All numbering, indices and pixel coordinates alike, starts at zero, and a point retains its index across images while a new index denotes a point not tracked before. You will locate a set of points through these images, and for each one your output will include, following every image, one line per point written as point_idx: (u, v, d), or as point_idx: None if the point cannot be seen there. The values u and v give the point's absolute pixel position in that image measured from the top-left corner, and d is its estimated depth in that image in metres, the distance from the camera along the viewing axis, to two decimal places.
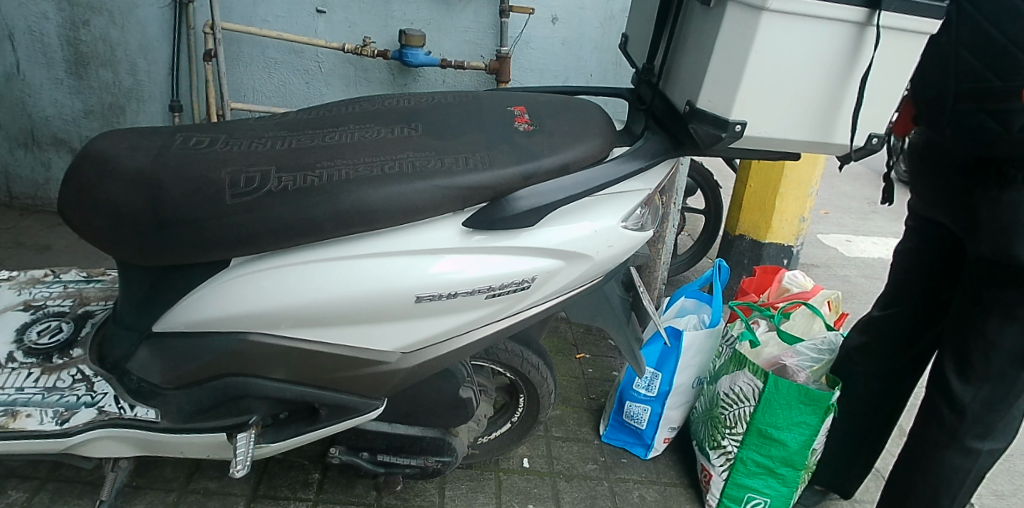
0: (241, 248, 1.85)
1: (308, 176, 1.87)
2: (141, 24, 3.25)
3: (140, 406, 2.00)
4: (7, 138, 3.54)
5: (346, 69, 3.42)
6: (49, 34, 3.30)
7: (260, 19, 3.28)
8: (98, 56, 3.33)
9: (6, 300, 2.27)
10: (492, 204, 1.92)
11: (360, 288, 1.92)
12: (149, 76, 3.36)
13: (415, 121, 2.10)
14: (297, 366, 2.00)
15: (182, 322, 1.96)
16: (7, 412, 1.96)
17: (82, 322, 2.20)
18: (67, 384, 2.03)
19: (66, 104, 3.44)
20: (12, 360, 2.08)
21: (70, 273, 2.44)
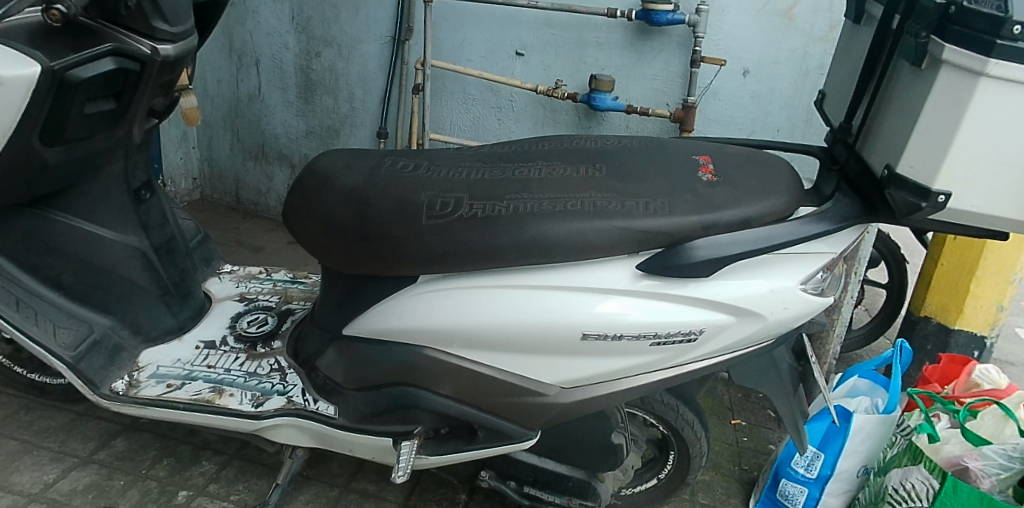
0: (428, 267, 1.99)
1: (496, 206, 1.97)
2: (363, 58, 3.61)
3: (322, 402, 2.18)
4: (243, 150, 4.05)
5: (536, 109, 3.58)
6: (287, 63, 3.76)
7: (465, 59, 3.59)
8: (324, 84, 3.74)
9: (226, 290, 2.54)
10: (668, 250, 1.91)
11: (530, 318, 1.97)
12: (363, 104, 3.70)
13: (600, 163, 2.15)
14: (462, 385, 2.08)
15: (370, 329, 2.12)
16: (214, 389, 2.14)
17: (284, 318, 2.42)
18: (265, 372, 2.23)
19: (292, 124, 3.88)
20: (225, 343, 2.31)
21: (279, 273, 2.68)
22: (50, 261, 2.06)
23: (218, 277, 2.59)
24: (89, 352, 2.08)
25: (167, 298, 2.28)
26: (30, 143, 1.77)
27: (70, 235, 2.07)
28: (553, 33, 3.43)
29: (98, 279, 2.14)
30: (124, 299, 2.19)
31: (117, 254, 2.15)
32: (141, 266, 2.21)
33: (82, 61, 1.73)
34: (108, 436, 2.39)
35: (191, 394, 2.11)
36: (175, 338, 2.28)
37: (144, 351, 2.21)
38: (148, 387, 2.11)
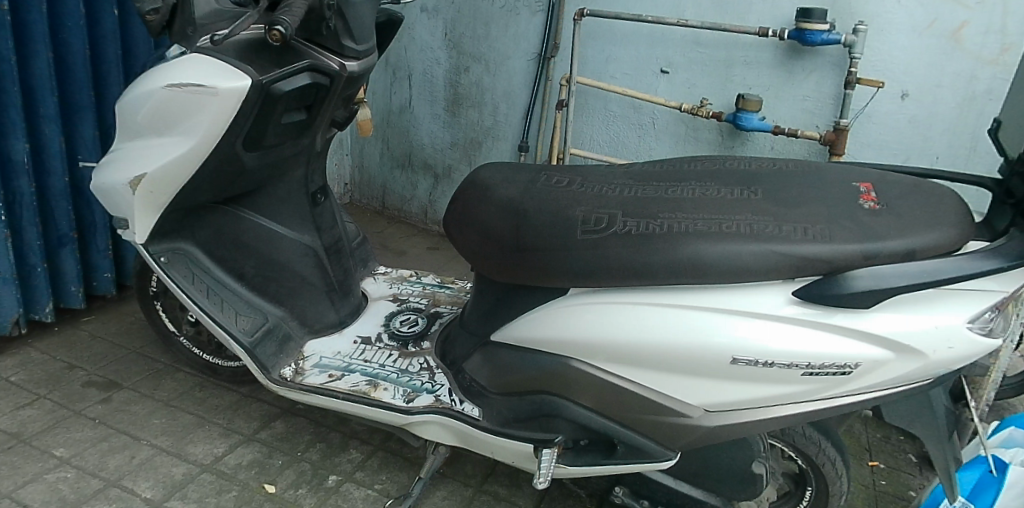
0: (582, 281, 2.03)
1: (650, 224, 1.99)
2: (509, 73, 3.78)
3: (467, 403, 2.26)
4: (392, 159, 4.28)
5: (678, 127, 3.57)
6: (437, 77, 3.98)
7: (609, 76, 3.68)
8: (471, 98, 3.91)
9: (381, 290, 2.70)
10: (827, 277, 1.85)
11: (677, 338, 1.97)
12: (507, 118, 3.84)
13: (756, 186, 2.11)
14: (604, 399, 2.10)
15: (517, 337, 2.18)
16: (370, 382, 2.29)
17: (433, 320, 2.54)
18: (415, 370, 2.35)
19: (438, 135, 4.07)
20: (379, 339, 2.45)
21: (428, 277, 2.81)
22: (237, 255, 2.28)
23: (374, 278, 2.76)
24: (262, 340, 2.27)
25: (331, 294, 2.44)
26: (233, 148, 1.97)
27: (255, 232, 2.27)
28: (701, 51, 3.43)
29: (275, 273, 2.34)
30: (294, 294, 2.37)
31: (293, 252, 2.34)
32: (312, 263, 2.39)
33: (285, 75, 1.91)
34: (269, 418, 2.55)
35: (350, 385, 2.26)
36: (335, 332, 2.44)
37: (308, 341, 2.39)
38: (312, 375, 2.28)
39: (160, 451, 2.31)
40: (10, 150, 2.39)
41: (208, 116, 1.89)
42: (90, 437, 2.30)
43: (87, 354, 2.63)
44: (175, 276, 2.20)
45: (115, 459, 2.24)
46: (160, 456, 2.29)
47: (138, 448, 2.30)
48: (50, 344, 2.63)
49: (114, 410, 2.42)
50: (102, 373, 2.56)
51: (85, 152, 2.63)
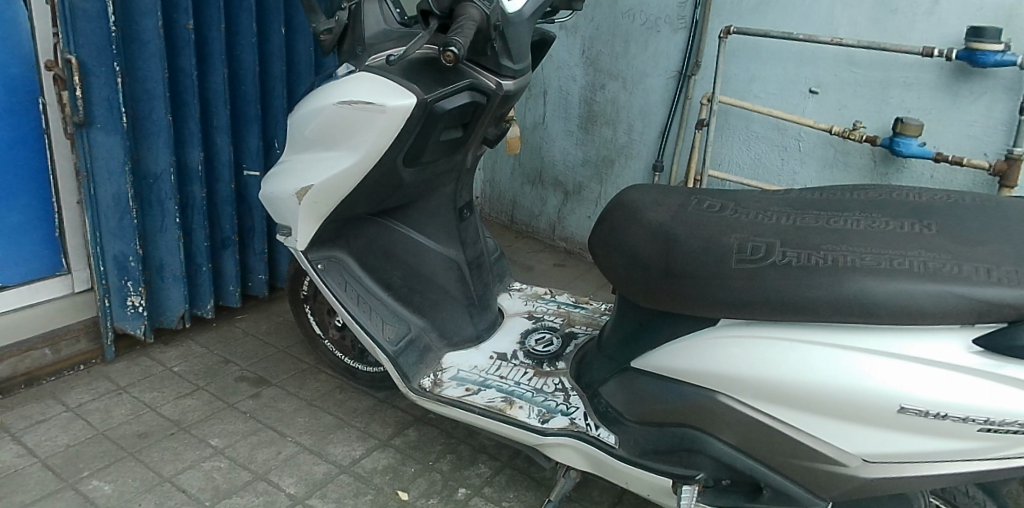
0: (736, 312, 1.86)
1: (813, 256, 1.78)
2: (647, 91, 3.72)
3: (603, 429, 2.19)
4: (523, 175, 4.32)
5: (826, 150, 3.37)
6: (573, 94, 3.99)
7: (753, 95, 3.53)
8: (606, 116, 3.88)
9: (515, 306, 2.71)
10: (1012, 327, 1.55)
11: (834, 381, 1.74)
12: (642, 137, 3.78)
13: (930, 219, 1.84)
14: (749, 436, 1.91)
15: (662, 367, 2.06)
16: (506, 399, 2.28)
17: (568, 341, 2.51)
18: (550, 390, 2.32)
19: (570, 152, 4.06)
20: (515, 357, 2.45)
21: (562, 296, 2.80)
22: (387, 266, 2.36)
23: (509, 293, 2.78)
24: (406, 349, 2.33)
25: (471, 308, 2.48)
26: (395, 163, 2.06)
27: (405, 244, 2.35)
28: (855, 71, 3.23)
29: (420, 285, 2.40)
30: (437, 306, 2.43)
31: (438, 265, 2.41)
32: (455, 276, 2.44)
33: (446, 94, 1.99)
34: (403, 425, 2.58)
35: (486, 401, 2.27)
36: (473, 346, 2.48)
37: (447, 354, 2.43)
38: (450, 387, 2.31)
39: (303, 449, 2.38)
40: (187, 157, 2.57)
41: (373, 132, 1.99)
42: (242, 429, 2.40)
43: (240, 350, 2.78)
44: (330, 281, 2.30)
45: (263, 453, 2.32)
46: (303, 454, 2.35)
47: (284, 444, 2.38)
48: (208, 338, 2.81)
49: (263, 406, 2.53)
50: (253, 369, 2.69)
51: (249, 161, 2.80)
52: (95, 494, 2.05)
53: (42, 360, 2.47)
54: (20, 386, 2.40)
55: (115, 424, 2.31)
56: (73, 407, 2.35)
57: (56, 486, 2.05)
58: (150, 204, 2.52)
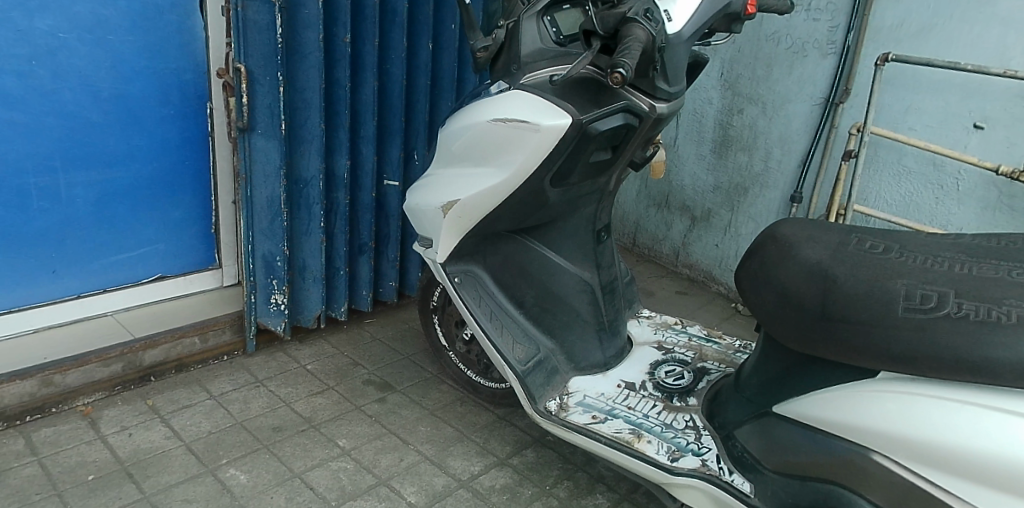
0: (899, 365, 1.64)
1: (995, 311, 1.54)
2: (788, 118, 3.55)
3: (737, 475, 2.01)
4: (648, 197, 4.23)
5: (988, 190, 3.07)
6: (708, 117, 3.87)
7: (908, 126, 3.26)
8: (742, 141, 3.74)
9: (645, 335, 2.64)
10: None
11: (1019, 458, 1.46)
12: (780, 165, 3.61)
13: None
14: (902, 500, 1.66)
15: (807, 415, 1.86)
16: (634, 432, 2.18)
17: (700, 377, 2.40)
18: (681, 427, 2.20)
19: (701, 177, 3.94)
20: (644, 388, 2.37)
21: (694, 328, 2.69)
22: (521, 284, 2.36)
23: (638, 320, 2.72)
24: (534, 370, 2.31)
25: (601, 333, 2.44)
26: (541, 183, 2.08)
27: (541, 264, 2.34)
28: None
29: (552, 305, 2.38)
30: (567, 329, 2.40)
31: (571, 287, 2.38)
32: (587, 299, 2.41)
33: (600, 116, 1.99)
34: (521, 445, 2.53)
35: (613, 431, 2.18)
36: (600, 373, 2.42)
37: (574, 378, 2.39)
38: (576, 413, 2.26)
39: (424, 458, 2.38)
40: (335, 166, 2.67)
41: (526, 150, 2.01)
42: (368, 433, 2.44)
43: (368, 354, 2.84)
44: (465, 296, 2.34)
45: (386, 459, 2.34)
46: (424, 464, 2.36)
47: (406, 452, 2.39)
48: (339, 339, 2.89)
49: (388, 411, 2.56)
50: (380, 374, 2.74)
51: (390, 172, 2.87)
52: (232, 481, 2.13)
53: (192, 347, 2.54)
54: (172, 371, 2.50)
55: (252, 415, 2.41)
56: (216, 395, 2.45)
57: (197, 470, 2.14)
58: (299, 208, 2.62)
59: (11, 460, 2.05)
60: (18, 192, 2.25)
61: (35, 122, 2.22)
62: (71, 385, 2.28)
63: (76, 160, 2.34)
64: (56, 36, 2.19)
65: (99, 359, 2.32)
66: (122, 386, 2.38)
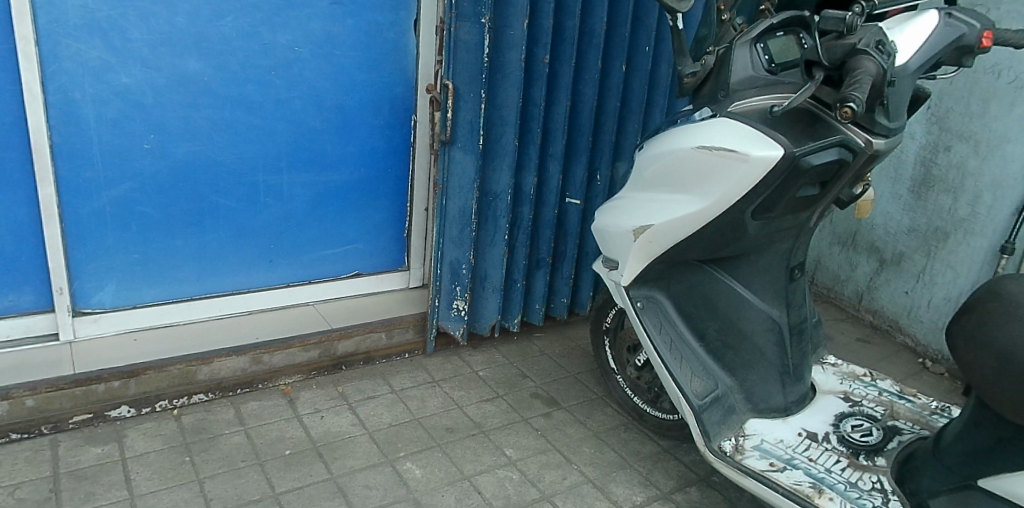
0: None
1: None
2: (1004, 159, 3.20)
3: None
4: (833, 234, 3.99)
5: None
6: (909, 154, 3.59)
7: None
8: (946, 181, 3.43)
9: (829, 383, 2.48)
10: None
11: None
12: (990, 211, 3.26)
13: None
14: None
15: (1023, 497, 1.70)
16: (815, 487, 2.01)
17: (891, 436, 2.21)
18: (867, 488, 2.00)
19: (895, 218, 3.65)
20: (827, 440, 2.20)
21: (885, 381, 2.49)
22: (705, 316, 2.31)
23: (822, 367, 2.56)
24: (711, 406, 2.24)
25: (785, 377, 2.32)
26: (742, 214, 2.02)
27: (728, 297, 2.27)
28: None
29: (735, 342, 2.30)
30: (748, 368, 2.31)
31: (758, 324, 2.28)
32: (774, 339, 2.29)
33: (816, 149, 1.90)
34: (685, 482, 2.42)
35: (792, 483, 2.03)
36: (780, 418, 2.30)
37: (750, 419, 2.29)
38: (752, 457, 2.15)
39: (586, 481, 2.35)
40: (523, 182, 2.75)
41: (730, 181, 1.97)
42: (534, 446, 2.47)
43: (537, 368, 2.90)
44: (647, 322, 2.32)
45: (550, 475, 2.34)
46: (586, 486, 2.33)
47: (570, 471, 2.38)
48: (510, 350, 2.97)
49: (554, 427, 2.59)
50: (547, 389, 2.78)
51: (573, 191, 2.90)
52: (408, 474, 2.23)
53: (379, 342, 2.73)
54: (361, 362, 2.71)
55: (428, 413, 2.52)
56: (397, 390, 2.61)
57: (378, 459, 2.27)
58: (487, 219, 2.73)
59: (224, 427, 2.29)
60: (249, 187, 2.51)
61: (269, 126, 2.48)
62: (276, 366, 2.52)
63: (297, 162, 2.58)
64: (293, 50, 2.42)
65: (301, 344, 2.56)
66: (318, 371, 2.62)
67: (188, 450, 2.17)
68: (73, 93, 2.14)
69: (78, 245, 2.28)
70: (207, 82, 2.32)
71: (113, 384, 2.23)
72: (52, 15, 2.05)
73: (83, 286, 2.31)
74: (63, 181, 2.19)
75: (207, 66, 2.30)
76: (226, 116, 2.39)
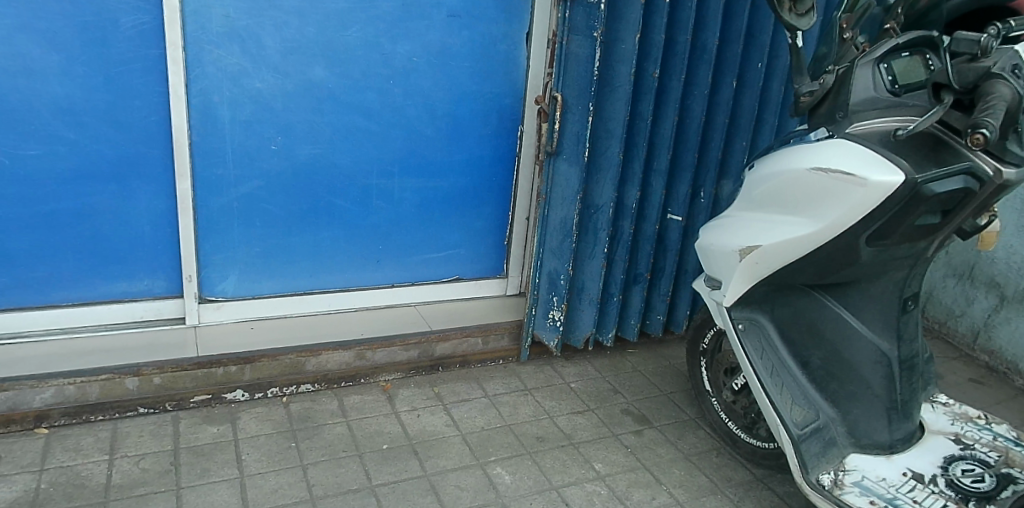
0: None
1: None
2: None
3: None
4: (948, 266, 3.77)
5: None
6: None
7: None
8: None
9: (939, 423, 2.34)
10: None
11: None
12: None
13: None
14: None
15: None
16: None
17: (1006, 484, 2.05)
18: None
19: (1020, 251, 3.41)
20: (934, 483, 2.09)
21: (1001, 426, 2.30)
22: (809, 343, 2.23)
23: (931, 405, 2.42)
24: (811, 436, 2.17)
25: (892, 413, 2.20)
26: (856, 239, 1.94)
27: (835, 324, 2.19)
28: None
29: (841, 372, 2.21)
30: (852, 400, 2.21)
31: (866, 355, 2.19)
32: (882, 373, 2.19)
33: (942, 176, 1.82)
34: None
35: None
36: (885, 456, 2.18)
37: (853, 454, 2.18)
38: (852, 494, 2.07)
39: (675, 503, 2.30)
40: (625, 195, 2.75)
41: (845, 204, 1.90)
42: (624, 463, 2.44)
43: (629, 384, 2.88)
44: (747, 345, 2.26)
45: (639, 493, 2.30)
46: None
47: (659, 491, 2.33)
48: (603, 363, 2.97)
49: (644, 445, 2.55)
50: (638, 406, 2.75)
51: (675, 207, 2.87)
52: (498, 479, 2.25)
53: (475, 347, 2.78)
54: (457, 364, 2.77)
55: (520, 420, 2.55)
56: (490, 395, 2.65)
57: (469, 461, 2.31)
58: (587, 231, 2.74)
59: (327, 417, 2.39)
60: (362, 190, 2.64)
61: (384, 132, 2.59)
62: (378, 362, 2.61)
63: (408, 167, 2.68)
64: (410, 60, 2.52)
65: (402, 343, 2.64)
66: (416, 370, 2.69)
67: (294, 436, 2.28)
68: (212, 95, 2.32)
69: (208, 237, 2.49)
70: (330, 89, 2.46)
71: (230, 369, 2.37)
72: (198, 23, 2.23)
73: (209, 275, 2.53)
74: (199, 176, 2.39)
75: (332, 73, 2.44)
76: (346, 121, 2.52)
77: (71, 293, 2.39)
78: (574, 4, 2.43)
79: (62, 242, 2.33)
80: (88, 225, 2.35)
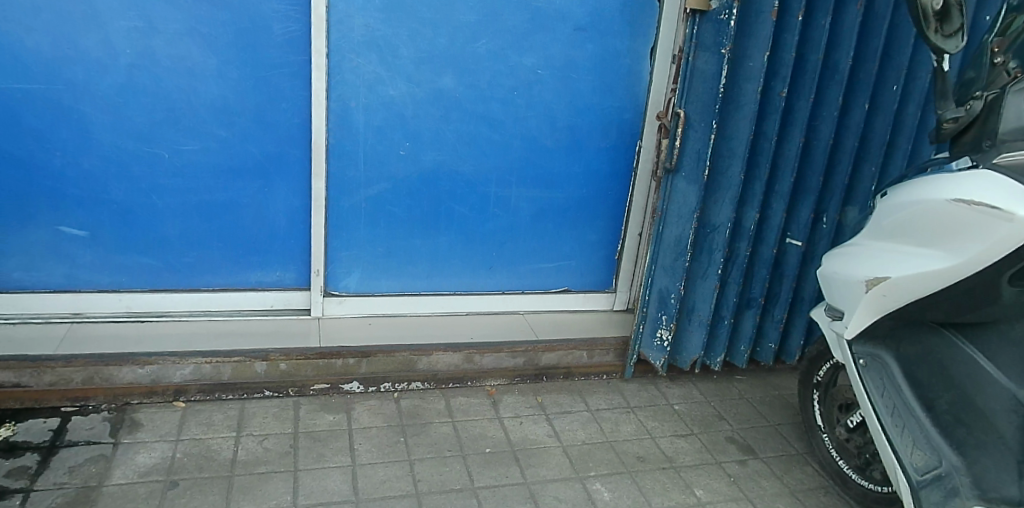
0: None
1: None
2: None
3: None
4: None
5: None
6: None
7: None
8: None
9: None
10: None
11: None
12: None
13: None
14: None
15: None
16: None
17: None
18: None
19: None
20: None
21: None
22: (936, 385, 2.09)
23: None
24: (932, 484, 2.00)
25: None
26: (997, 276, 1.84)
27: (966, 367, 2.04)
28: None
29: (970, 418, 2.04)
30: (980, 448, 2.02)
31: (1000, 401, 2.00)
32: (1017, 423, 1.98)
33: None
34: None
35: None
36: None
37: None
38: None
39: None
40: (744, 216, 2.69)
41: (986, 240, 1.76)
42: (727, 493, 2.35)
43: (735, 411, 2.81)
44: (867, 381, 2.13)
45: None
46: None
47: None
48: (708, 388, 2.93)
49: (749, 476, 2.46)
50: (743, 435, 2.68)
51: (795, 231, 2.78)
52: (597, 495, 2.23)
53: (580, 360, 2.79)
54: (560, 376, 2.78)
55: (621, 438, 2.53)
56: (592, 409, 2.65)
57: (569, 474, 2.30)
58: (701, 251, 2.70)
59: (434, 416, 2.46)
60: (480, 197, 2.71)
61: (505, 141, 2.65)
62: (485, 367, 2.66)
63: (526, 177, 2.73)
64: (535, 72, 2.58)
65: (510, 350, 2.68)
66: (521, 378, 2.72)
67: (403, 431, 2.36)
68: (349, 101, 2.45)
69: (335, 234, 2.63)
70: (458, 98, 2.55)
71: (348, 361, 2.48)
72: (341, 32, 2.36)
73: (335, 271, 2.67)
74: (333, 177, 2.53)
75: (461, 82, 2.53)
76: (469, 129, 2.60)
77: (211, 279, 2.59)
78: (702, 20, 2.42)
79: (208, 232, 2.53)
80: (232, 217, 2.53)
